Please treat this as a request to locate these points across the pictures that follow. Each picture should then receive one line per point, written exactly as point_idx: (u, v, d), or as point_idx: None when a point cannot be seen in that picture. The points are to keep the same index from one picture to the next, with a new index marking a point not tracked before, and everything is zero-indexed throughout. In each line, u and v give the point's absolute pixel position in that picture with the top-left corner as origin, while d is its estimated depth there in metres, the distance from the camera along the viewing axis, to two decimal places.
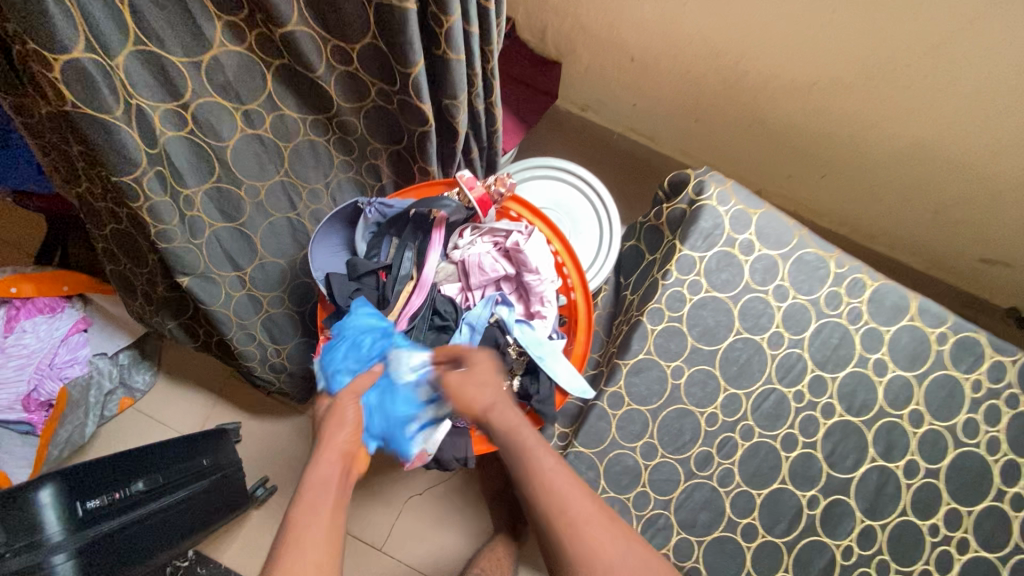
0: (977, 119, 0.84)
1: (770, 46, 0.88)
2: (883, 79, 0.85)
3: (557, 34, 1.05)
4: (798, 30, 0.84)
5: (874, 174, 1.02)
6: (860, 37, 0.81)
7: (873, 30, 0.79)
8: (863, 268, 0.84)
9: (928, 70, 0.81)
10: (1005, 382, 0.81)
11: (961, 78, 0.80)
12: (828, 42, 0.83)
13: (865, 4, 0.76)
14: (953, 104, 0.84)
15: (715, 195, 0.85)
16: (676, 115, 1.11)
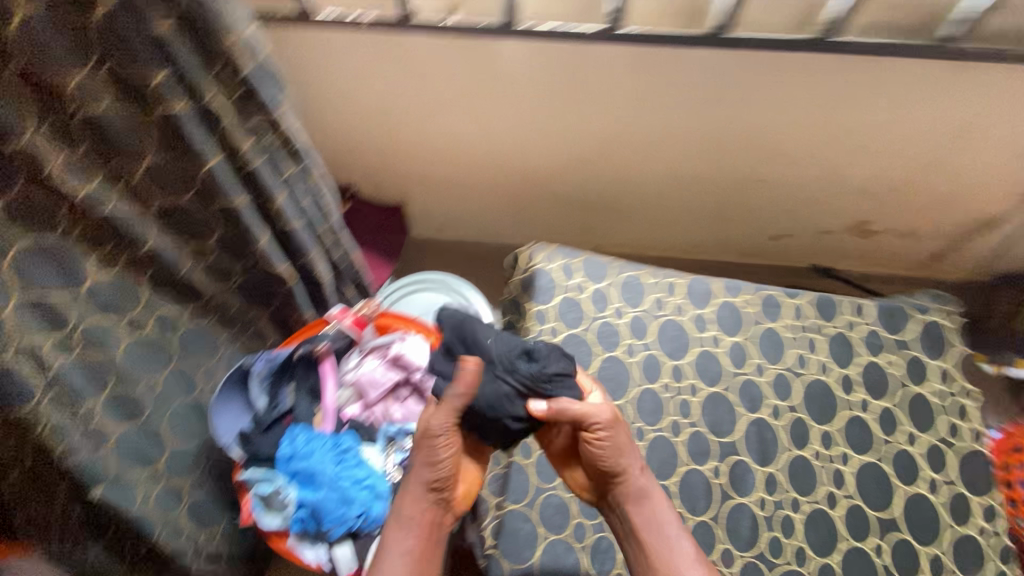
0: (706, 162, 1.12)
1: (541, 152, 1.13)
2: (628, 153, 1.11)
3: (390, 186, 1.28)
4: (557, 140, 1.10)
5: (665, 209, 1.28)
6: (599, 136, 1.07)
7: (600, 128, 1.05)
8: (671, 272, 1.07)
9: (652, 140, 1.06)
10: (806, 318, 1.02)
11: (676, 140, 1.06)
12: (576, 141, 1.09)
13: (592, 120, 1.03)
14: (681, 155, 1.10)
15: (542, 257, 1.07)
16: (506, 213, 1.35)
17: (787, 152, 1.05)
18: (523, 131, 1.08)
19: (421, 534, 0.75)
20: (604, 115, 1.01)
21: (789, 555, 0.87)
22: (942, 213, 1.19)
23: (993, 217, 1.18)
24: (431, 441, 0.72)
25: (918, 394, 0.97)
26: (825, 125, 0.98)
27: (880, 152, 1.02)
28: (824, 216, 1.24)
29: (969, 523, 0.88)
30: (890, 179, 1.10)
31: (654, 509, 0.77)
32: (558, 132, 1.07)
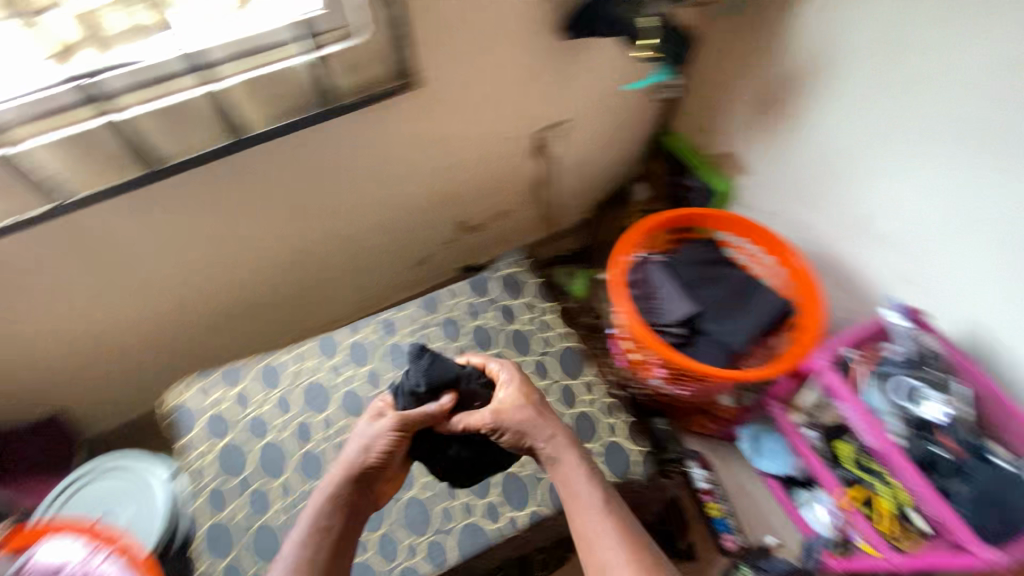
0: (292, 242, 1.28)
1: (146, 303, 1.21)
2: (223, 268, 1.24)
3: (32, 405, 1.26)
4: (146, 292, 1.19)
5: (311, 288, 1.44)
6: (178, 270, 1.18)
7: (175, 264, 1.16)
8: (299, 342, 1.18)
9: (224, 250, 1.20)
10: (418, 321, 1.21)
11: (247, 242, 1.21)
12: (166, 282, 1.19)
13: (156, 263, 1.14)
14: (268, 249, 1.26)
15: (179, 391, 1.12)
16: (175, 362, 1.39)
17: (340, 210, 1.27)
18: (109, 296, 1.15)
19: (328, 528, 0.82)
20: (163, 254, 1.13)
21: (461, 514, 1.03)
22: (504, 191, 1.52)
23: (537, 177, 1.54)
24: (351, 442, 0.90)
25: (517, 330, 1.21)
26: (343, 180, 1.20)
27: (406, 179, 1.29)
28: (432, 231, 1.51)
29: (578, 404, 1.13)
30: (440, 189, 1.38)
31: (562, 480, 0.86)
32: (141, 283, 1.16)
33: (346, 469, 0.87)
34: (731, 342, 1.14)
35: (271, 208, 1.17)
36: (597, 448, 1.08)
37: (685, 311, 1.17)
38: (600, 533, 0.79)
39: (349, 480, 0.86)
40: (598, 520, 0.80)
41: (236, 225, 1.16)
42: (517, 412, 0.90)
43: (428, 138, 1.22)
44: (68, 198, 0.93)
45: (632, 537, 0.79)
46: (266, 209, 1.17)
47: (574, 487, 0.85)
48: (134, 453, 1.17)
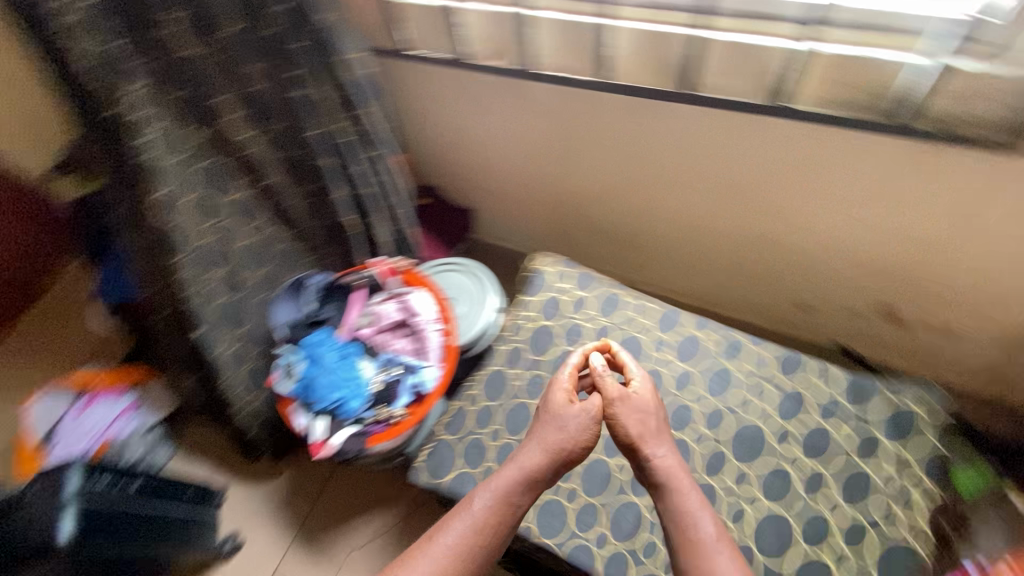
0: (717, 213, 1.23)
1: (568, 181, 1.36)
2: (647, 193, 1.28)
3: (462, 192, 1.60)
4: (582, 176, 1.33)
5: (688, 256, 1.39)
6: (618, 176, 1.28)
7: (621, 168, 1.26)
8: (650, 298, 1.19)
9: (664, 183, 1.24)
10: (765, 368, 1.07)
11: (687, 186, 1.22)
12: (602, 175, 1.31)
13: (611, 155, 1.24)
14: (694, 201, 1.24)
15: (546, 260, 1.27)
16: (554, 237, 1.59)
17: (781, 214, 1.16)
18: (553, 160, 1.33)
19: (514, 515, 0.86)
20: (623, 156, 1.23)
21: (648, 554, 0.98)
22: (980, 317, 1.13)
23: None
24: (558, 426, 0.90)
25: (861, 471, 0.95)
26: (812, 190, 1.09)
27: (874, 229, 1.09)
28: (841, 292, 1.26)
29: None
30: (898, 262, 1.13)
31: (687, 553, 0.77)
32: (588, 165, 1.30)
33: (549, 449, 0.88)
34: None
35: (726, 176, 1.15)
36: None
37: None
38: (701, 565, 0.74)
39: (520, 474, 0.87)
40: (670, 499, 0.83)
41: (696, 170, 1.17)
42: (626, 412, 0.90)
43: (943, 208, 1.00)
44: (611, 80, 1.05)
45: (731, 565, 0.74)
46: (731, 174, 1.14)
47: (695, 546, 0.77)
48: (491, 275, 1.40)
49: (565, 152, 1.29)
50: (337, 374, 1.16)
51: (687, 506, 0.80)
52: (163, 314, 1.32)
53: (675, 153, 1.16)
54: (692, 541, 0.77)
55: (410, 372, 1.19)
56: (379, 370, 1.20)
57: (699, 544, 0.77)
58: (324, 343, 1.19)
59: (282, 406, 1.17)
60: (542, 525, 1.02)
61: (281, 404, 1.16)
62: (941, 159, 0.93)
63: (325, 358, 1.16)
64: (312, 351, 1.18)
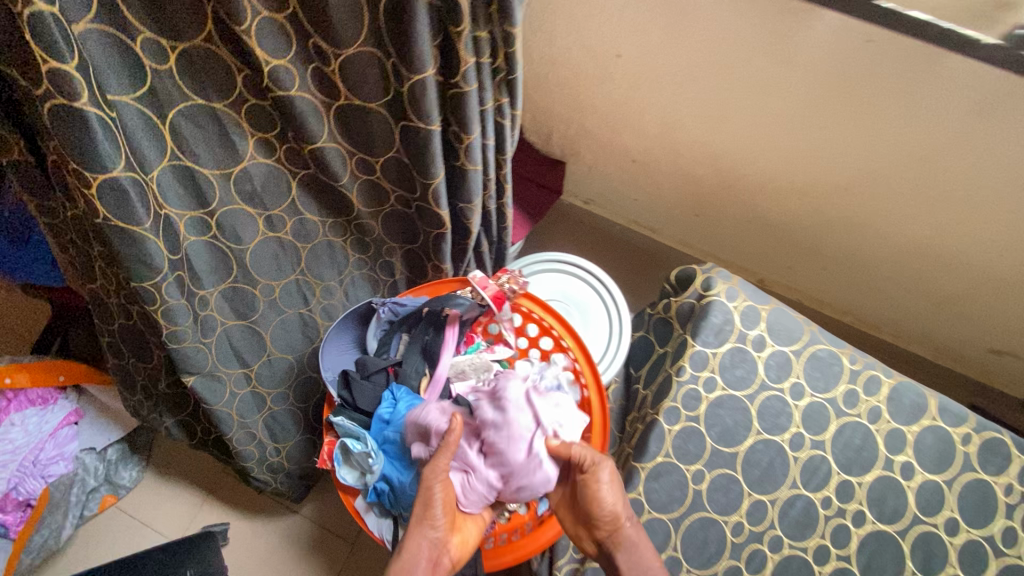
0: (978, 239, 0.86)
1: (753, 159, 0.92)
2: (886, 199, 0.87)
3: (562, 138, 1.10)
4: (785, 156, 0.89)
5: (880, 275, 1.03)
6: (850, 164, 0.84)
7: (873, 161, 0.82)
8: (876, 365, 0.84)
9: (922, 190, 0.83)
10: None
11: (967, 204, 0.81)
12: (825, 164, 0.86)
13: (861, 133, 0.79)
14: (957, 224, 0.85)
15: (723, 291, 0.87)
16: (676, 218, 1.16)
17: None
18: (751, 127, 0.86)
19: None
20: (890, 144, 0.79)
21: None
22: None
23: None
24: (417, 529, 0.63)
25: None
26: None
27: None
28: None
29: None
30: None
31: None
32: (813, 147, 0.85)
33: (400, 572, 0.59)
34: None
35: None
36: None
37: None
38: None
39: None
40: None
41: (1003, 189, 0.77)
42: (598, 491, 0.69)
43: None
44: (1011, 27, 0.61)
45: None
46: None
47: None
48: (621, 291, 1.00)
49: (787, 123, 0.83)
50: None
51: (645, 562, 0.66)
52: (132, 329, 0.84)
53: (995, 160, 0.74)
54: None
55: None
56: None
57: None
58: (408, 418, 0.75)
59: (348, 498, 0.78)
60: None
61: (346, 497, 0.78)
62: None
63: (413, 445, 0.74)
64: (389, 429, 0.75)
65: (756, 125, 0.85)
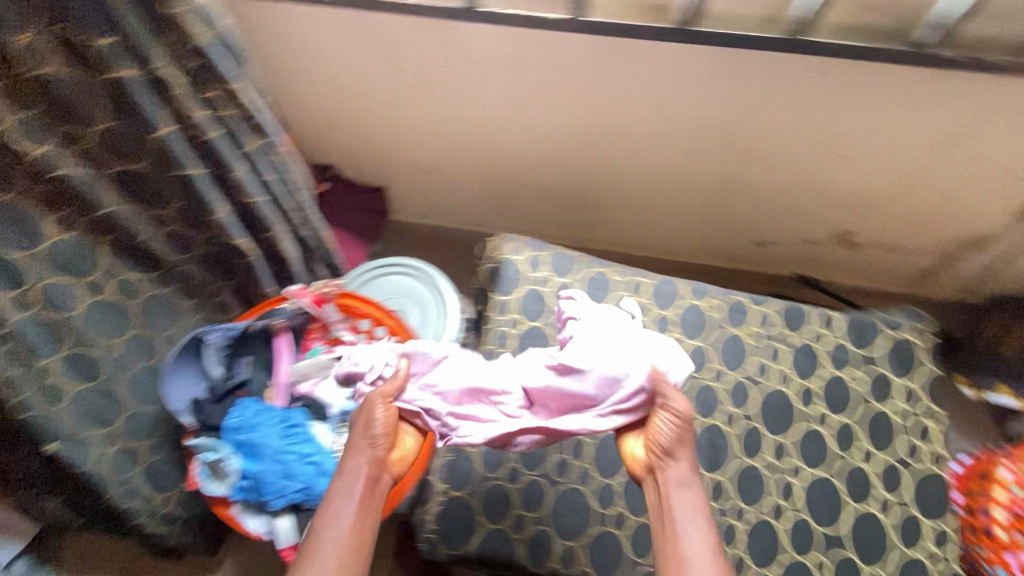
0: (686, 161, 1.11)
1: (508, 144, 1.14)
2: (611, 148, 1.11)
3: (371, 168, 1.29)
4: (528, 136, 1.12)
5: (647, 207, 1.27)
6: (571, 129, 1.08)
7: (584, 122, 1.05)
8: (638, 272, 1.06)
9: (627, 136, 1.07)
10: (773, 326, 1.01)
11: (660, 136, 1.06)
12: (556, 133, 1.09)
13: (563, 105, 1.03)
14: (665, 153, 1.10)
15: (509, 249, 1.08)
16: (490, 209, 1.38)
17: (752, 154, 1.07)
18: (491, 120, 1.09)
19: (357, 544, 0.68)
20: (587, 106, 1.03)
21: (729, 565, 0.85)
22: (929, 228, 1.18)
23: (973, 235, 1.18)
24: (360, 451, 0.75)
25: (881, 413, 0.95)
26: (793, 126, 0.99)
27: (846, 160, 1.04)
28: (803, 225, 1.25)
29: (920, 548, 0.86)
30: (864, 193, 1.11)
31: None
32: (541, 123, 1.07)
33: (339, 482, 0.73)
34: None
35: (697, 121, 1.01)
36: None
37: None
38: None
39: (360, 501, 0.71)
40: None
41: (673, 117, 1.02)
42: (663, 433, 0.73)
43: (926, 132, 0.95)
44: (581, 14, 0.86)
45: None
46: (715, 119, 1.00)
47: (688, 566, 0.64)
48: (442, 274, 1.16)
49: (513, 110, 1.05)
50: (286, 455, 0.86)
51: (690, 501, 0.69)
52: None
53: (653, 101, 0.99)
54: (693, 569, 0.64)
55: None
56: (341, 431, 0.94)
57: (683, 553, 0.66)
58: (256, 419, 0.87)
59: (221, 509, 0.87)
60: (600, 565, 0.84)
61: (221, 509, 0.87)
62: (933, 82, 0.86)
63: (263, 439, 0.86)
64: (240, 433, 0.86)
65: (494, 116, 1.08)
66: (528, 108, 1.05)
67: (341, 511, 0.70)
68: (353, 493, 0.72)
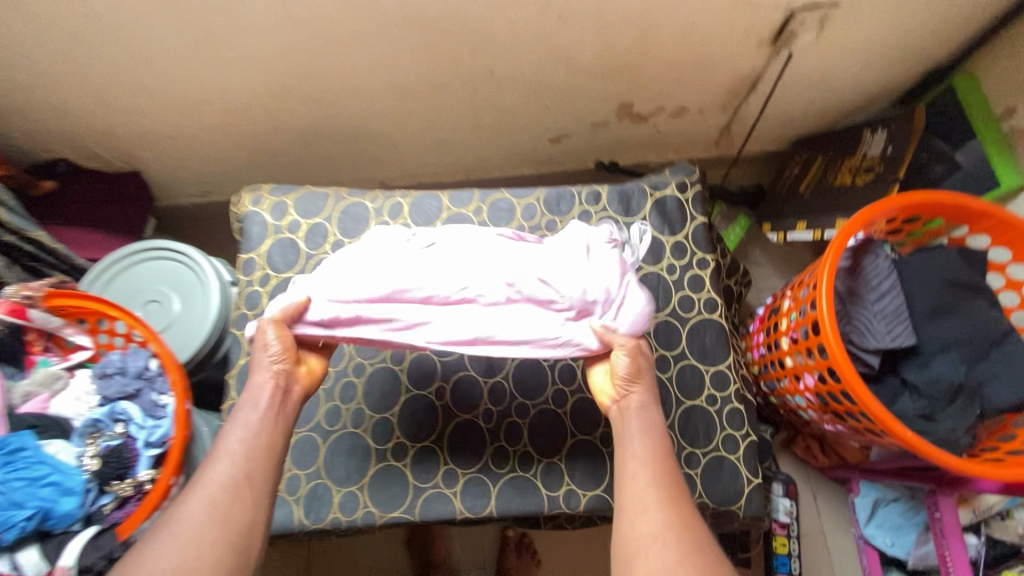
0: (421, 66, 1.03)
1: (228, 87, 1.04)
2: (337, 66, 1.01)
3: (115, 148, 1.18)
4: (242, 73, 1.01)
5: (421, 126, 1.19)
6: (277, 55, 0.98)
7: (286, 44, 0.95)
8: (395, 193, 0.97)
9: (340, 51, 0.98)
10: (538, 216, 0.96)
11: (374, 42, 0.96)
12: (269, 62, 0.99)
13: (247, 30, 0.92)
14: (392, 61, 1.01)
15: (251, 201, 0.97)
16: (269, 167, 1.27)
17: (480, 42, 0.99)
18: (188, 63, 0.98)
19: (234, 473, 0.62)
20: (271, 24, 0.91)
21: (516, 463, 0.83)
22: (697, 82, 1.15)
23: (740, 82, 1.15)
24: (257, 370, 0.69)
25: (654, 274, 0.93)
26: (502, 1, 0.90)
27: (577, 28, 0.97)
28: (582, 110, 1.19)
29: (699, 395, 0.86)
30: (616, 60, 1.06)
31: (626, 513, 0.59)
32: (244, 54, 0.97)
33: (233, 419, 0.66)
34: (950, 410, 0.78)
35: (401, 18, 0.91)
36: (700, 457, 0.83)
37: (894, 340, 0.81)
38: (650, 503, 0.59)
39: (237, 438, 0.64)
40: (659, 488, 0.60)
41: (374, 20, 0.92)
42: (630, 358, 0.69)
43: None
44: None
45: (682, 515, 0.58)
46: (415, 12, 0.90)
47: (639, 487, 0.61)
48: (200, 248, 1.04)
49: (203, 45, 0.95)
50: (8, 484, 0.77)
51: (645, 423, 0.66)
52: None
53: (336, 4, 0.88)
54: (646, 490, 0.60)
55: (135, 422, 0.89)
56: (89, 443, 0.86)
57: (636, 485, 0.61)
58: None
59: None
60: (381, 502, 0.80)
61: None
62: None
63: None
64: None
65: (187, 59, 0.97)
66: (214, 40, 0.94)
67: (218, 451, 0.63)
68: (240, 439, 0.64)
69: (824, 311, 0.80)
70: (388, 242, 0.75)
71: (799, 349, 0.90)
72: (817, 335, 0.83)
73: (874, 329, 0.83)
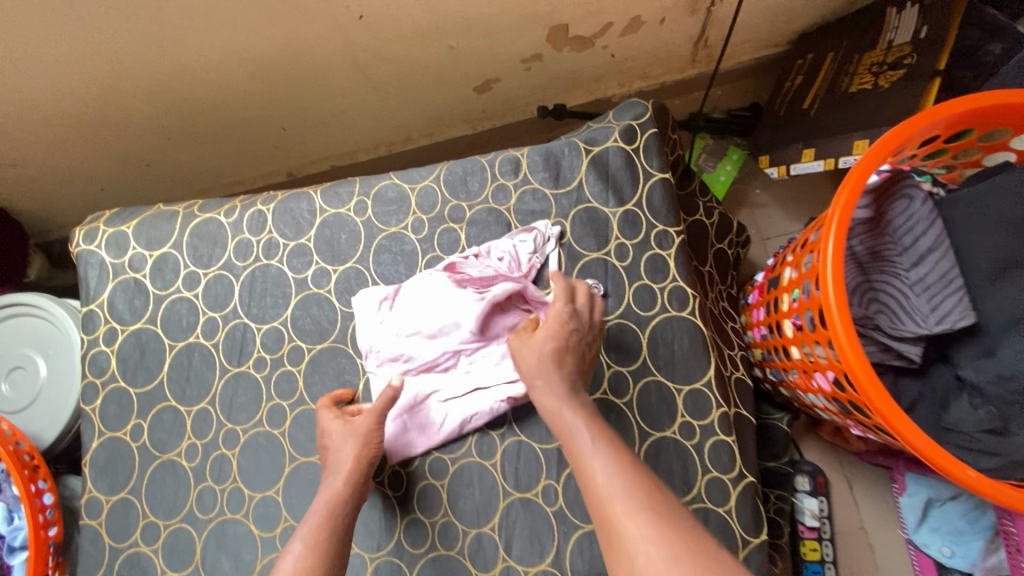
0: (267, 25, 0.78)
1: (42, 92, 0.82)
2: (159, 40, 0.77)
3: None
4: (47, 71, 0.79)
5: (307, 100, 0.95)
6: (76, 41, 0.75)
7: (80, 20, 0.72)
8: (256, 198, 0.76)
9: (151, 21, 0.74)
10: (439, 203, 0.73)
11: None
12: (70, 49, 0.76)
13: (16, 13, 0.69)
14: (226, 24, 0.76)
15: (82, 237, 0.77)
16: (148, 177, 1.06)
17: None
18: None
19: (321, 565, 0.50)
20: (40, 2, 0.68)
21: (434, 538, 0.64)
22: None
23: None
24: (343, 446, 0.59)
25: (598, 262, 0.69)
26: None
27: None
28: (503, 47, 0.92)
29: (669, 425, 0.64)
30: None
31: (604, 538, 0.44)
32: (33, 45, 0.74)
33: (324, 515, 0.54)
34: None
35: None
36: (676, 508, 0.62)
37: (943, 323, 0.57)
38: (626, 511, 0.43)
39: (318, 534, 0.52)
40: (618, 487, 0.44)
41: None
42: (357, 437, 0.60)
43: None
44: None
45: (668, 509, 0.43)
46: None
47: (597, 495, 0.45)
48: (50, 298, 0.86)
49: None
50: None
51: (569, 412, 0.53)
52: None
53: None
54: (606, 491, 0.45)
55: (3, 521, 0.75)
56: None
57: (597, 493, 0.46)
58: None
59: None
60: None
61: None
62: None
63: None
64: None
65: None
66: None
67: (290, 554, 0.50)
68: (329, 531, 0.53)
69: (830, 297, 0.55)
70: (287, 327, 0.71)
71: (804, 345, 0.67)
72: (820, 332, 0.60)
73: (912, 309, 0.58)
